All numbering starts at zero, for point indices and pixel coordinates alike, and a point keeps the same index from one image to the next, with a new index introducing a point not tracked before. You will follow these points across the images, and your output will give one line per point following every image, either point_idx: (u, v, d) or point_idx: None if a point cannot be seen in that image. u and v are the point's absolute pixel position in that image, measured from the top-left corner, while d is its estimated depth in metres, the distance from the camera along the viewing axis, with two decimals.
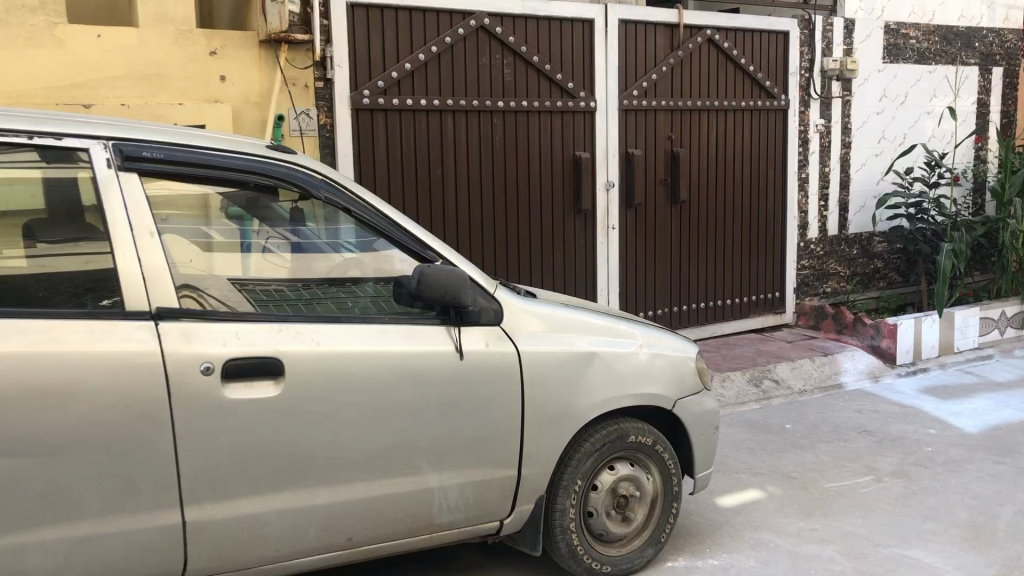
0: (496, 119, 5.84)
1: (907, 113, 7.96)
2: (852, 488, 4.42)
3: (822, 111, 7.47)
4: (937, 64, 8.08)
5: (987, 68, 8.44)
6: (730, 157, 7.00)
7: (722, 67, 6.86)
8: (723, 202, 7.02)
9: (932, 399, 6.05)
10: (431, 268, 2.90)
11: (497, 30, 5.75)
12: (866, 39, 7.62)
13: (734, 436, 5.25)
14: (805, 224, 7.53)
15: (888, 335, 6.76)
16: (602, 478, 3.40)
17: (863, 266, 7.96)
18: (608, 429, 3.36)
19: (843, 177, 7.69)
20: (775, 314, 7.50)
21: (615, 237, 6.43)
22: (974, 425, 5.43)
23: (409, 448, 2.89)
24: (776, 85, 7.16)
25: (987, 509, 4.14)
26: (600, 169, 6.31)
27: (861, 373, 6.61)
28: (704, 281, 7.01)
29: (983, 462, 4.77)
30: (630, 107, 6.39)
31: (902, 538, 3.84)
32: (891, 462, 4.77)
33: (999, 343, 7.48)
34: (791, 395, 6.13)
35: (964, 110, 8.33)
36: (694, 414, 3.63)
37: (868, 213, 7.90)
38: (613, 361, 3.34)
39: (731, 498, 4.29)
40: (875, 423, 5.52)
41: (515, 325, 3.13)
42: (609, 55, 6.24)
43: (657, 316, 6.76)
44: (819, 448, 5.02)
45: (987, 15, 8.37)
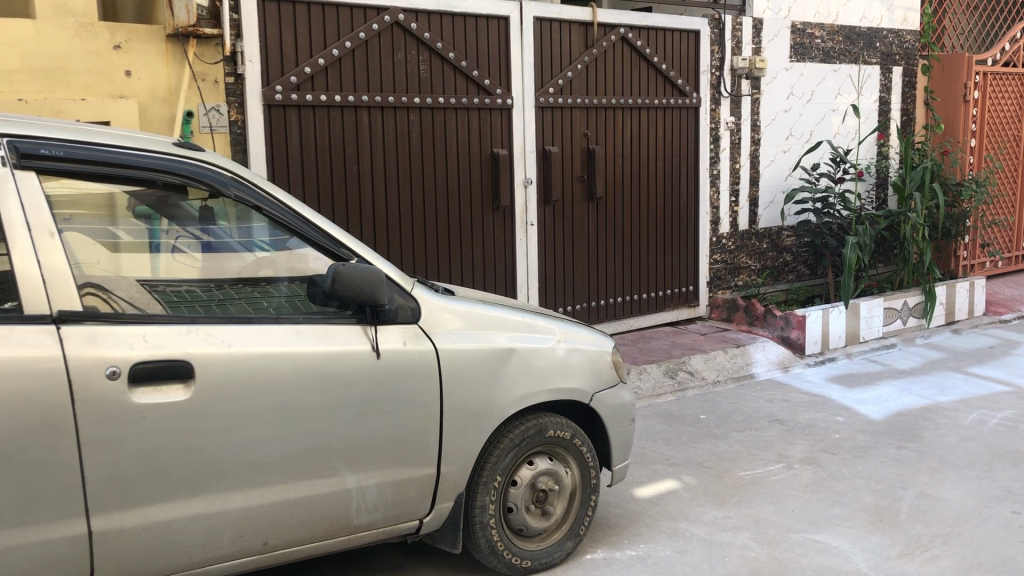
0: (412, 115, 5.81)
1: (813, 111, 8.21)
2: (764, 476, 4.54)
3: (732, 109, 7.64)
4: (841, 63, 8.35)
5: (888, 67, 8.77)
6: (644, 153, 7.11)
7: (635, 65, 6.97)
8: (638, 198, 7.12)
9: (839, 387, 6.26)
10: (345, 267, 2.87)
11: (412, 26, 5.71)
12: (774, 38, 7.81)
13: (650, 428, 5.34)
14: (717, 219, 7.70)
15: (798, 326, 6.97)
16: (521, 473, 3.42)
17: (773, 259, 8.18)
18: (526, 425, 3.38)
19: (754, 173, 7.87)
20: (689, 307, 7.65)
21: (533, 233, 6.46)
22: (878, 412, 5.65)
23: (326, 449, 2.85)
24: (688, 83, 7.30)
25: (891, 492, 4.31)
26: (517, 166, 6.34)
27: (772, 363, 6.79)
28: (621, 276, 7.11)
29: (887, 447, 4.96)
30: (546, 104, 6.43)
31: (811, 523, 3.96)
32: (801, 450, 4.92)
33: (902, 332, 7.78)
34: (705, 386, 6.27)
35: (867, 108, 8.63)
36: (611, 408, 3.68)
37: (777, 209, 8.12)
38: (530, 356, 3.37)
39: (648, 489, 4.37)
40: (786, 412, 5.69)
41: (433, 323, 3.12)
42: (524, 52, 6.27)
43: (575, 311, 6.83)
44: (732, 437, 5.15)
45: (887, 16, 8.69)
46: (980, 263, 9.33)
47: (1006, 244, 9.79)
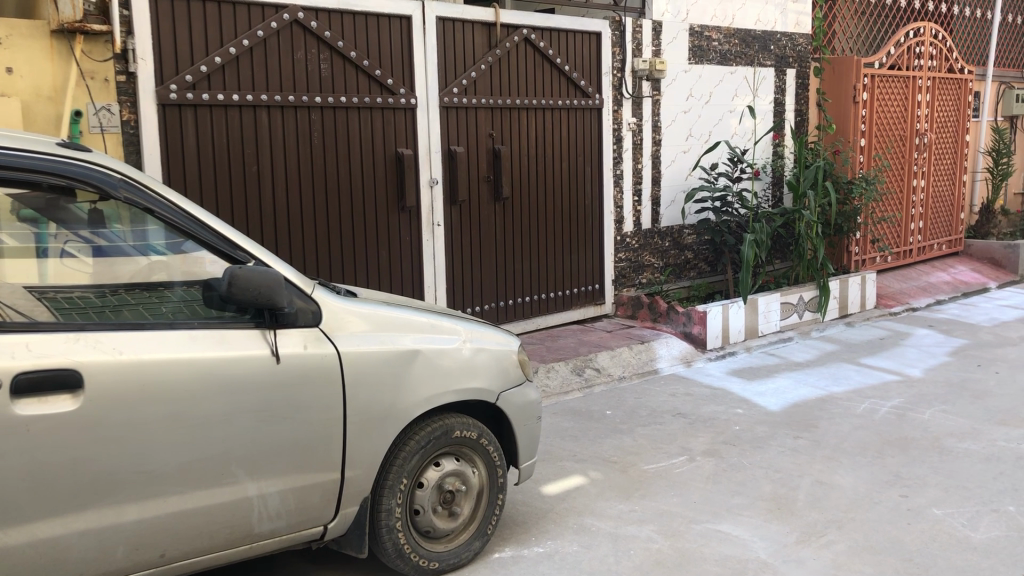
0: (314, 114, 5.72)
1: (712, 112, 8.42)
2: (667, 469, 4.64)
3: (633, 110, 7.77)
4: (737, 65, 8.59)
5: (782, 69, 9.05)
6: (549, 153, 7.17)
7: (539, 66, 7.02)
8: (543, 198, 7.18)
9: (739, 380, 6.45)
10: (241, 269, 2.81)
11: (312, 24, 5.62)
12: (673, 41, 7.97)
13: (558, 425, 5.39)
14: (621, 218, 7.82)
15: (699, 321, 7.16)
16: (428, 474, 3.41)
17: (675, 257, 8.34)
18: (431, 426, 3.36)
19: (656, 173, 8.02)
20: (595, 305, 7.74)
21: (440, 233, 6.44)
22: (776, 403, 5.84)
23: (225, 457, 2.79)
24: (590, 84, 7.40)
25: (788, 481, 4.45)
26: (423, 166, 6.31)
27: (675, 358, 6.95)
28: (528, 276, 7.15)
29: (784, 437, 5.13)
30: (450, 104, 6.42)
31: (713, 514, 4.06)
32: (703, 442, 5.04)
33: (798, 325, 8.06)
34: (611, 382, 6.37)
35: (762, 109, 8.91)
36: (517, 406, 3.70)
37: (678, 208, 8.30)
38: (435, 357, 3.35)
39: (555, 486, 4.41)
40: (688, 405, 5.82)
41: (335, 325, 3.09)
42: (427, 51, 6.25)
43: (483, 311, 6.84)
44: (637, 432, 5.24)
45: (781, 20, 8.97)
46: (870, 258, 9.75)
47: (894, 240, 10.25)
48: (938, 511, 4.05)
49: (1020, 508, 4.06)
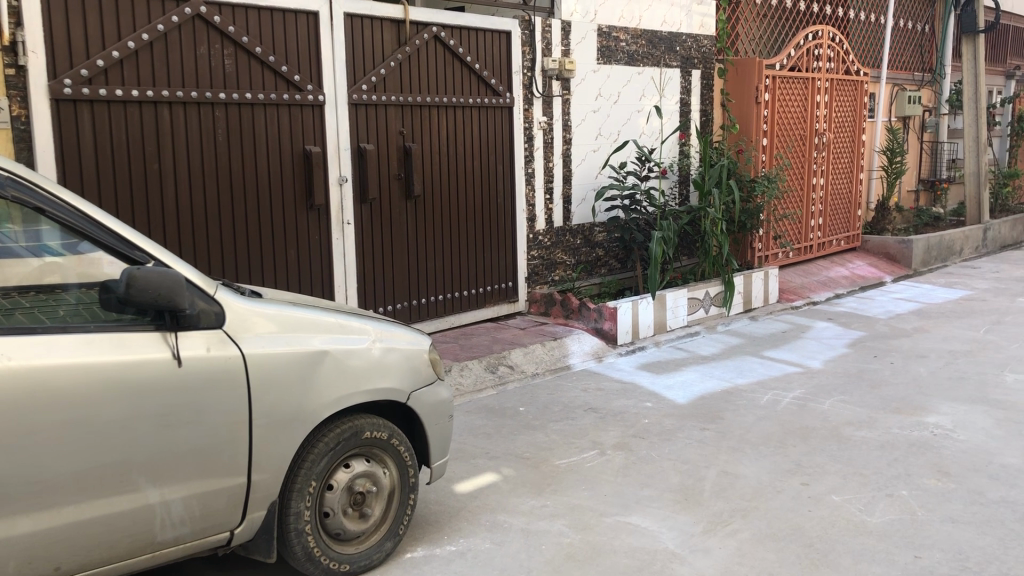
0: (218, 111, 5.60)
1: (620, 111, 8.56)
2: (578, 464, 4.69)
3: (544, 109, 7.83)
4: (644, 66, 8.73)
5: (687, 70, 9.25)
6: (460, 151, 7.17)
7: (449, 64, 7.01)
8: (454, 196, 7.16)
9: (649, 374, 6.57)
10: (140, 270, 2.73)
11: (215, 19, 5.49)
12: (582, 41, 8.05)
13: (471, 423, 5.40)
14: (534, 216, 7.87)
15: (610, 317, 7.27)
16: (337, 477, 3.37)
17: (587, 254, 8.44)
18: (341, 428, 3.33)
19: (566, 173, 8.10)
20: (508, 303, 7.77)
21: (350, 232, 6.37)
22: (683, 396, 5.98)
23: (125, 464, 2.70)
24: (501, 83, 7.42)
25: (694, 472, 4.56)
26: (331, 164, 6.24)
27: (587, 354, 7.04)
28: (440, 274, 7.13)
29: (691, 429, 5.25)
30: (359, 101, 6.35)
31: (622, 506, 4.13)
32: (613, 436, 5.12)
33: (705, 320, 8.27)
34: (524, 379, 6.41)
35: (669, 108, 9.09)
36: (429, 405, 3.69)
37: (589, 206, 8.40)
38: (344, 358, 3.32)
39: (467, 484, 4.41)
40: (600, 400, 5.90)
41: (240, 327, 3.03)
42: (335, 48, 6.18)
43: (395, 311, 6.79)
44: (549, 428, 5.29)
45: (686, 21, 9.15)
46: (773, 253, 10.05)
47: (795, 236, 10.60)
48: (836, 497, 4.21)
49: (912, 492, 4.25)
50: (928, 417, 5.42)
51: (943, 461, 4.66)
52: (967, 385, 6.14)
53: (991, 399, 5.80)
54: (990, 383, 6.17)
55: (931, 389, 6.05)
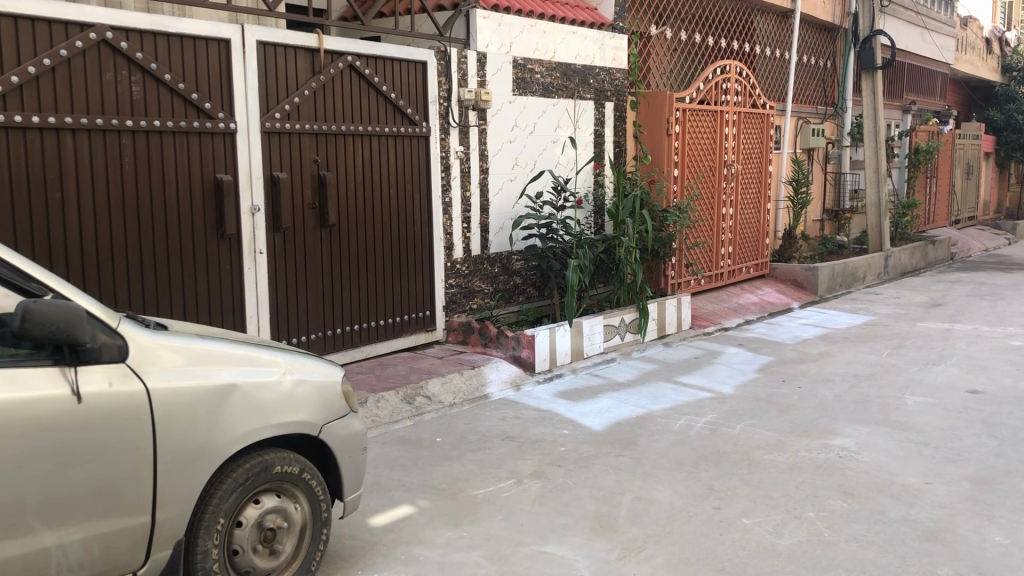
0: (125, 138, 5.46)
1: (536, 141, 8.66)
2: (495, 494, 4.68)
3: (460, 138, 7.86)
4: (559, 97, 8.86)
5: (600, 102, 9.42)
6: (376, 180, 7.14)
7: (364, 93, 6.99)
8: (370, 224, 7.12)
9: (566, 402, 6.60)
10: (37, 303, 2.63)
11: (121, 45, 5.37)
12: (497, 72, 8.12)
13: (387, 455, 5.33)
14: (451, 244, 7.87)
15: (527, 345, 7.31)
16: (247, 513, 3.29)
17: (504, 282, 8.47)
18: (251, 463, 3.26)
19: (483, 202, 8.15)
20: (426, 331, 7.73)
21: (263, 261, 6.27)
22: (599, 422, 6.04)
23: (18, 506, 2.59)
24: (416, 112, 7.43)
25: (609, 499, 4.59)
26: (243, 193, 6.14)
27: (505, 382, 7.04)
28: (356, 303, 7.06)
29: (607, 456, 5.29)
30: (271, 129, 6.28)
31: (539, 535, 4.13)
32: (529, 465, 5.12)
33: (620, 347, 8.39)
34: (441, 410, 6.36)
35: (583, 138, 9.24)
36: (342, 437, 3.64)
37: (506, 234, 8.44)
38: (254, 392, 3.25)
39: (382, 517, 4.35)
40: (517, 429, 5.90)
41: (144, 361, 2.94)
42: (247, 76, 6.10)
43: (309, 342, 6.69)
44: (466, 458, 5.26)
45: (599, 54, 9.32)
46: (685, 281, 10.26)
47: (707, 264, 10.86)
48: (747, 520, 4.29)
49: (819, 513, 4.37)
50: (834, 439, 5.60)
51: (848, 482, 4.80)
52: (871, 408, 6.36)
53: (893, 420, 6.01)
54: (892, 406, 6.40)
55: (837, 412, 6.25)
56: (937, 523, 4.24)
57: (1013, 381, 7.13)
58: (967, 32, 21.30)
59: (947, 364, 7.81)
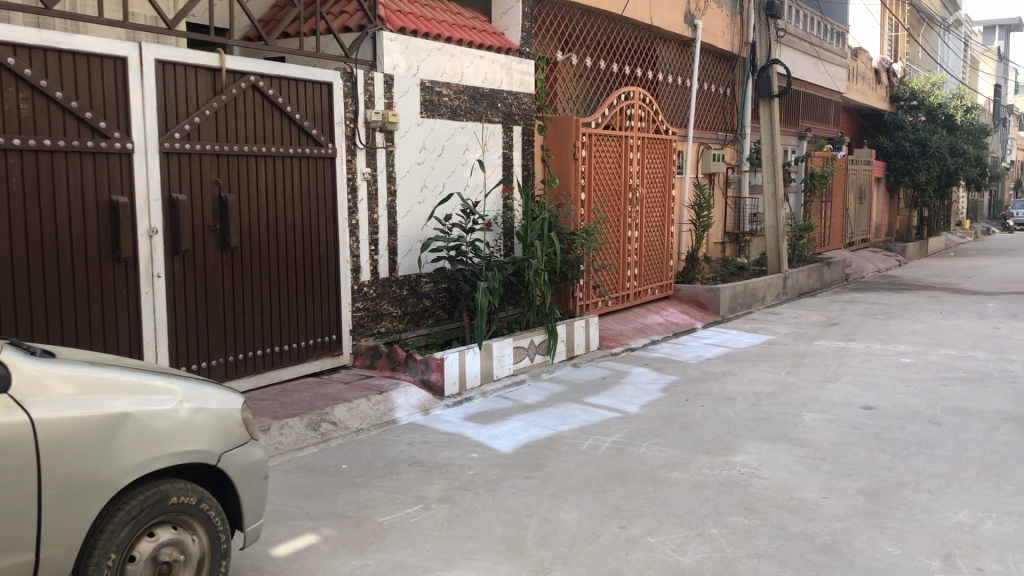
0: (12, 158, 5.23)
1: (444, 164, 8.65)
2: (401, 520, 4.62)
3: (367, 160, 7.80)
4: (467, 120, 8.89)
5: (508, 126, 9.49)
6: (279, 203, 7.02)
7: (267, 113, 6.88)
8: (274, 246, 6.99)
9: (475, 425, 6.57)
10: None
11: (9, 60, 5.16)
12: (404, 94, 8.10)
13: (290, 483, 5.21)
14: (358, 266, 7.79)
15: (436, 368, 7.27)
16: (140, 546, 3.15)
17: (413, 305, 8.41)
18: (145, 494, 3.13)
19: (391, 224, 8.09)
20: (332, 356, 7.61)
21: (161, 285, 6.09)
22: (507, 445, 6.04)
23: None
24: (322, 133, 7.35)
25: (517, 522, 4.58)
26: (140, 215, 5.96)
27: (414, 407, 6.97)
28: (259, 328, 6.90)
29: (515, 478, 5.29)
30: (171, 149, 6.12)
31: (446, 561, 4.09)
32: (437, 490, 5.08)
33: (529, 368, 8.43)
34: (347, 436, 6.26)
35: (492, 161, 9.29)
36: (242, 466, 3.54)
37: (414, 257, 8.40)
38: (149, 421, 3.13)
39: (285, 547, 4.24)
40: (425, 453, 5.85)
41: (28, 391, 2.82)
42: (144, 94, 5.94)
43: (210, 368, 6.50)
44: (372, 484, 5.18)
45: (507, 78, 9.40)
46: (593, 302, 10.39)
47: (614, 285, 11.01)
48: (652, 539, 4.34)
49: (721, 530, 4.45)
50: (735, 456, 5.73)
51: (749, 499, 4.91)
52: (770, 425, 6.53)
53: (791, 437, 6.19)
54: (791, 423, 6.59)
55: (739, 430, 6.40)
56: (833, 536, 4.37)
57: (903, 396, 7.43)
58: (857, 63, 22.29)
59: (842, 381, 8.09)
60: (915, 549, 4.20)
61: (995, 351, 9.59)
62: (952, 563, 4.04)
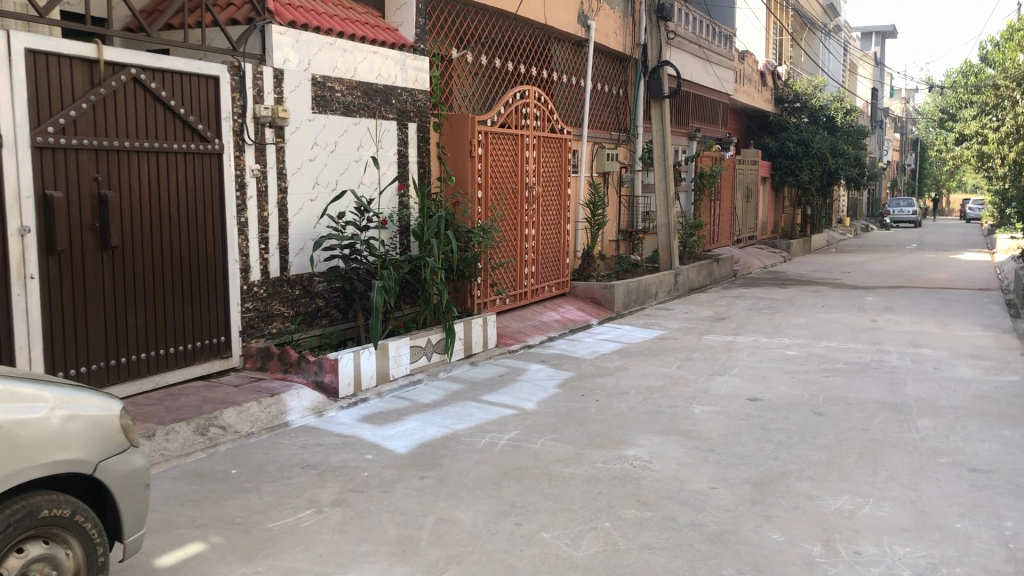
0: None
1: (337, 160, 8.50)
2: (293, 525, 4.52)
3: (257, 156, 7.60)
4: (361, 117, 8.76)
5: (403, 123, 9.38)
6: (163, 200, 6.77)
7: (149, 107, 6.62)
8: (157, 245, 6.73)
9: (370, 426, 6.48)
10: None
11: None
12: (295, 89, 7.92)
13: (176, 490, 5.03)
14: (247, 266, 7.58)
15: (330, 369, 7.14)
16: (8, 563, 2.97)
17: (306, 305, 8.24)
18: (13, 508, 2.96)
19: (282, 222, 7.91)
20: (220, 358, 7.39)
21: (34, 287, 5.79)
22: (402, 445, 5.98)
23: None
24: (208, 129, 7.13)
25: (411, 522, 4.54)
26: (9, 213, 5.65)
27: (306, 409, 6.83)
28: (142, 330, 6.64)
29: (410, 479, 5.25)
30: (44, 144, 5.82)
31: (338, 564, 4.02)
32: (330, 493, 4.99)
33: (426, 367, 8.38)
34: (237, 440, 6.09)
35: (386, 159, 9.18)
36: (121, 474, 3.39)
37: (307, 256, 8.23)
38: (16, 431, 2.97)
39: (169, 557, 4.08)
40: (318, 456, 5.74)
41: None
42: (14, 85, 5.64)
43: (89, 372, 6.21)
44: (263, 489, 5.05)
45: (401, 75, 9.29)
46: (490, 300, 10.40)
47: (511, 283, 11.06)
48: (546, 534, 4.37)
49: (614, 523, 4.52)
50: (628, 449, 5.83)
51: (640, 491, 5.00)
52: (662, 418, 6.67)
53: (682, 429, 6.34)
54: (682, 415, 6.75)
55: (632, 424, 6.51)
56: (720, 525, 4.49)
57: (787, 388, 7.71)
58: (744, 66, 23.00)
59: (730, 374, 8.33)
60: (798, 536, 4.35)
61: (873, 343, 10.04)
62: (832, 547, 4.21)
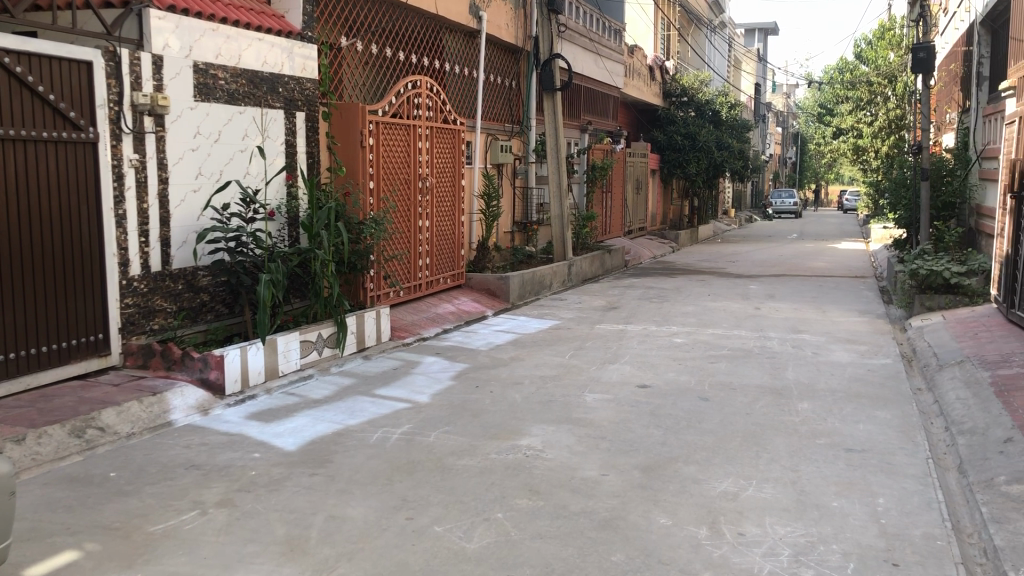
0: None
1: (222, 150, 8.24)
2: (175, 527, 4.35)
3: (135, 145, 7.28)
4: (246, 105, 8.50)
5: (291, 112, 9.16)
6: (31, 190, 6.41)
7: (15, 93, 6.26)
8: (25, 238, 6.37)
9: (257, 424, 6.31)
10: None
11: None
12: (175, 76, 7.62)
13: (49, 496, 4.77)
14: (126, 260, 7.27)
15: (216, 366, 6.92)
16: None
17: (189, 300, 7.96)
18: None
19: (163, 214, 7.61)
20: (99, 357, 7.05)
21: None
22: (291, 442, 5.84)
23: None
24: (82, 116, 6.78)
25: (300, 521, 4.44)
26: None
27: (191, 408, 6.60)
28: (11, 329, 6.28)
29: (300, 476, 5.13)
30: None
31: (222, 567, 3.89)
32: (216, 493, 4.83)
33: (317, 362, 8.23)
34: (117, 442, 5.84)
35: (274, 149, 8.94)
36: None
37: (190, 248, 7.94)
38: None
39: (40, 567, 3.87)
40: (203, 456, 5.55)
41: None
42: None
43: None
44: (143, 492, 4.85)
45: (288, 62, 9.06)
46: (384, 292, 10.30)
47: (404, 275, 10.96)
48: (438, 528, 4.34)
49: (507, 513, 4.53)
50: (521, 439, 5.85)
51: (533, 480, 5.02)
52: (554, 407, 6.73)
53: (574, 418, 6.40)
54: (574, 404, 6.82)
55: (525, 414, 6.54)
56: (611, 512, 4.56)
57: (675, 374, 7.90)
58: (634, 60, 23.41)
59: (621, 362, 8.48)
60: (685, 519, 4.45)
61: (756, 330, 10.39)
62: (718, 529, 4.32)
